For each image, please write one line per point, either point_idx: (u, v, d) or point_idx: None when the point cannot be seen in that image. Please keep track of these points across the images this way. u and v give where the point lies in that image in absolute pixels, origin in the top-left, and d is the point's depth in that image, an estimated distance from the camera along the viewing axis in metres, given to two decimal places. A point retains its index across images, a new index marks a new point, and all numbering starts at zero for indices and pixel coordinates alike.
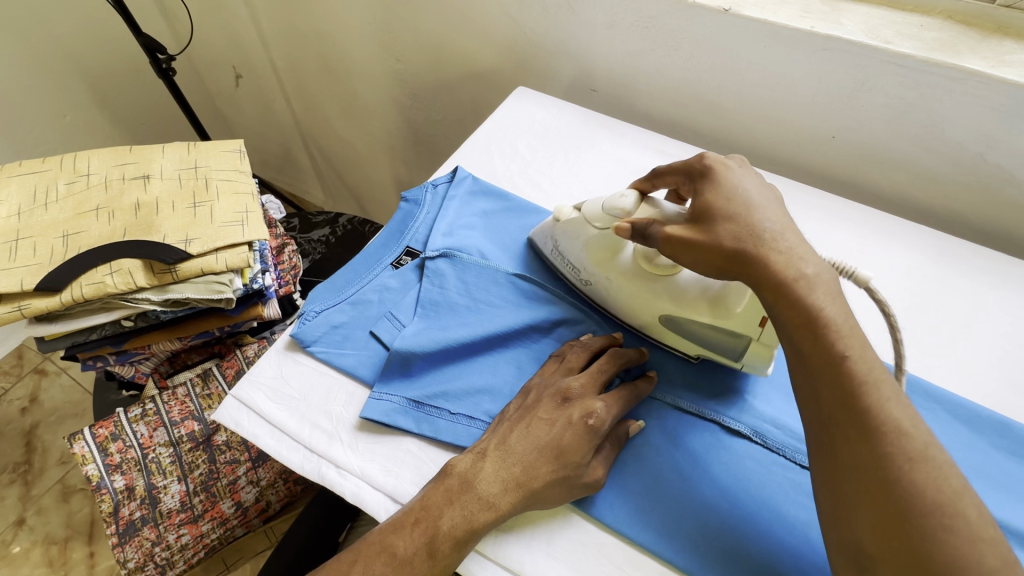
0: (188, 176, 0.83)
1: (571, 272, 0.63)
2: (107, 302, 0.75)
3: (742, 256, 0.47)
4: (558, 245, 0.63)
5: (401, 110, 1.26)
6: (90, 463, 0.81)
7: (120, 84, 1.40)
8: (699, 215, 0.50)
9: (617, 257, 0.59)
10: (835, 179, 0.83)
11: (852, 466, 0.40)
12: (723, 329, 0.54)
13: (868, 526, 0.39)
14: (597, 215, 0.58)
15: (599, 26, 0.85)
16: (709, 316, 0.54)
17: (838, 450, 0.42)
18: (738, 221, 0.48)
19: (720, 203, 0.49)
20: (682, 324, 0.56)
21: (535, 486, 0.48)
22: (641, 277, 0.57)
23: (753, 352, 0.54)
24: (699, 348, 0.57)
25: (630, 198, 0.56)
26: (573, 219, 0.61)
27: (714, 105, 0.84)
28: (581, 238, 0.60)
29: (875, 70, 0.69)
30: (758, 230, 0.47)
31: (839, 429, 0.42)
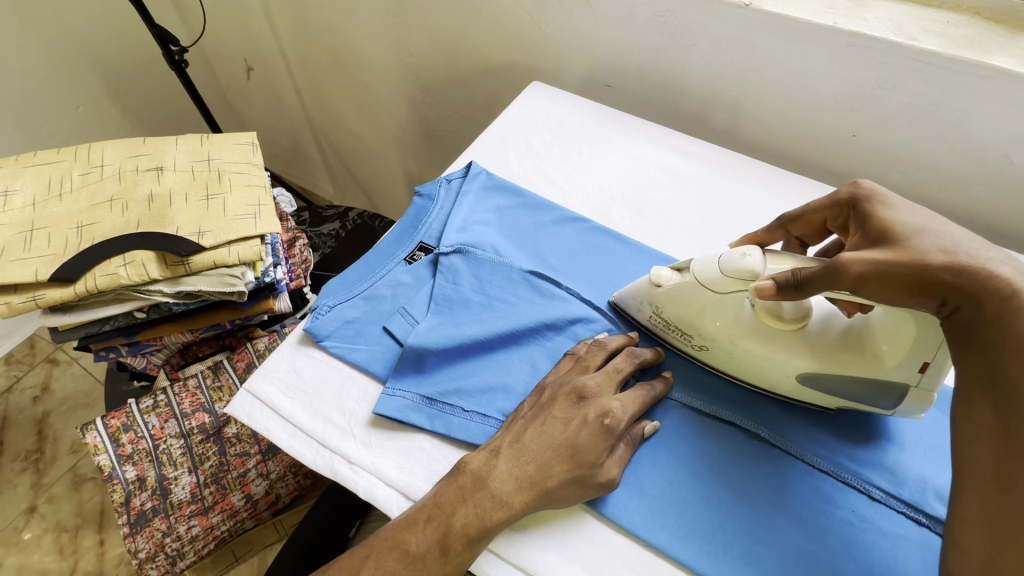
0: (201, 168, 0.83)
1: (679, 338, 0.57)
2: (120, 294, 0.75)
3: (954, 265, 0.41)
4: (660, 312, 0.57)
5: (413, 104, 1.26)
6: (102, 453, 0.82)
7: (132, 75, 1.40)
8: (879, 236, 0.46)
9: (735, 320, 0.54)
10: (854, 179, 0.81)
11: (1019, 504, 0.36)
12: (878, 380, 0.50)
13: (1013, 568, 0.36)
14: (715, 281, 0.51)
15: (615, 21, 0.84)
16: (863, 369, 0.49)
17: (1011, 486, 0.37)
18: (932, 237, 0.43)
19: (902, 221, 0.46)
20: (827, 383, 0.52)
21: (549, 485, 0.47)
22: (771, 333, 0.53)
23: (910, 399, 0.49)
24: (843, 401, 0.53)
25: (754, 257, 0.49)
26: (677, 284, 0.54)
27: (731, 102, 0.83)
28: (692, 305, 0.54)
29: (899, 68, 0.68)
30: (957, 244, 0.42)
31: (1017, 468, 0.37)
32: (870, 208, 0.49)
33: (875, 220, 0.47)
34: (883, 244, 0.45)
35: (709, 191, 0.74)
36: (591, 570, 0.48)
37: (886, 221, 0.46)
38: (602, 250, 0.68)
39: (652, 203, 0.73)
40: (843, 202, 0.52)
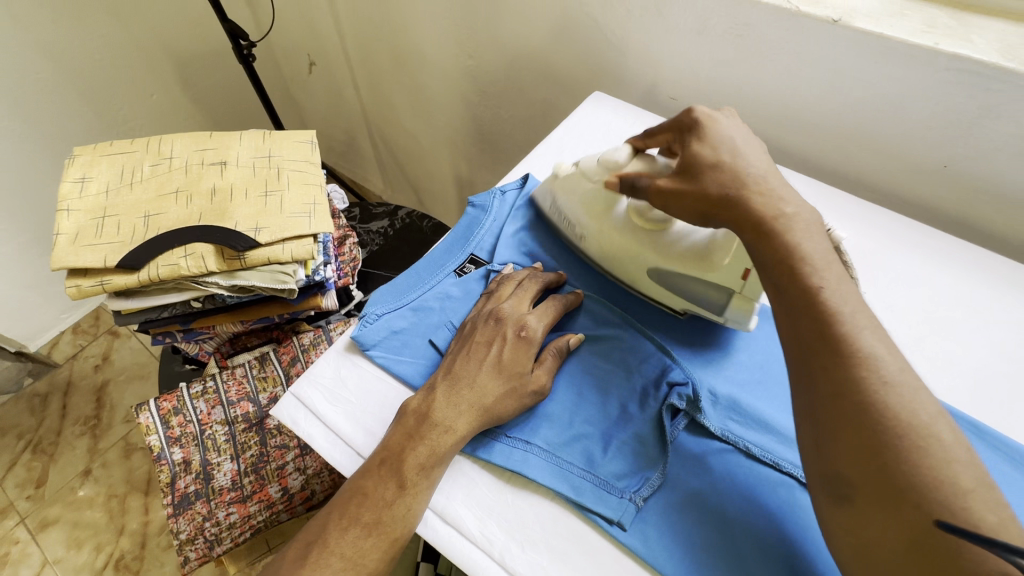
0: (262, 164, 0.85)
1: (567, 227, 0.65)
2: (180, 283, 0.78)
3: (724, 203, 0.48)
4: (555, 200, 0.66)
5: (468, 106, 1.25)
6: (153, 433, 0.85)
7: (204, 66, 1.45)
8: (685, 166, 0.51)
9: (609, 213, 0.61)
10: (938, 213, 0.75)
11: (821, 390, 0.41)
12: (707, 282, 0.56)
13: (845, 454, 0.38)
14: (591, 168, 0.62)
15: (687, 32, 0.80)
16: (694, 271, 0.56)
17: (813, 377, 0.41)
18: (723, 169, 0.49)
19: (705, 153, 0.50)
20: (668, 278, 0.58)
21: (488, 402, 0.52)
22: (635, 233, 0.60)
23: (736, 306, 0.55)
24: (683, 301, 0.59)
25: (624, 152, 0.60)
26: (569, 174, 0.64)
27: (807, 122, 0.78)
28: (574, 191, 0.63)
29: (1005, 94, 0.61)
30: (741, 176, 0.48)
31: (815, 357, 0.42)
32: (691, 139, 0.52)
33: (686, 151, 0.51)
34: (686, 174, 0.51)
35: None
36: None
37: (696, 151, 0.51)
38: None
39: None
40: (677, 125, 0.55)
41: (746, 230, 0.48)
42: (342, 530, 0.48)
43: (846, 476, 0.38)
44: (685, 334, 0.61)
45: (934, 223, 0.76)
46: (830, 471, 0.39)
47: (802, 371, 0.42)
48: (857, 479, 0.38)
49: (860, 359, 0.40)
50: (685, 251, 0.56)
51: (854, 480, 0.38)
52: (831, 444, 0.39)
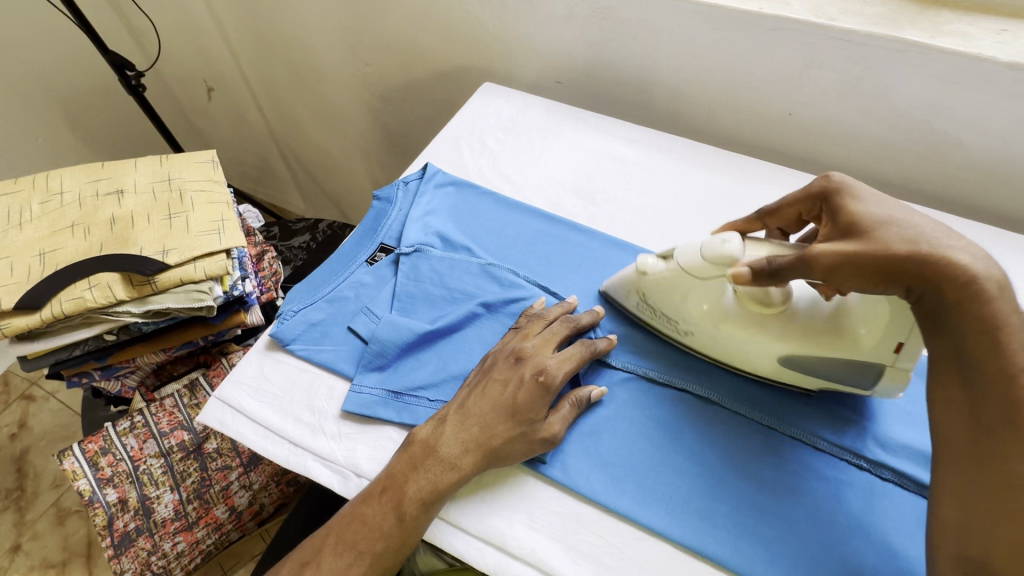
0: (162, 189, 0.84)
1: (666, 323, 0.59)
2: (88, 317, 0.76)
3: (917, 256, 0.43)
4: (647, 299, 0.59)
5: (374, 113, 1.27)
6: (81, 478, 0.83)
7: (91, 103, 1.39)
8: (848, 228, 0.47)
9: (719, 305, 0.54)
10: (794, 156, 0.85)
11: (995, 477, 0.38)
12: (850, 360, 0.51)
13: (1001, 544, 0.37)
14: (696, 265, 0.53)
15: (558, 20, 0.87)
16: (835, 350, 0.51)
17: (984, 463, 0.39)
18: (898, 224, 0.45)
19: (869, 213, 0.47)
20: (806, 364, 0.53)
21: (495, 443, 0.51)
22: (760, 320, 0.53)
23: (888, 377, 0.51)
24: (818, 380, 0.54)
25: (733, 242, 0.50)
26: (663, 272, 0.56)
27: (674, 90, 0.87)
28: (677, 292, 0.56)
29: (822, 46, 0.72)
30: (921, 232, 0.44)
31: (995, 444, 0.38)
32: (839, 201, 0.50)
33: (844, 213, 0.49)
34: (852, 236, 0.46)
35: (657, 176, 0.77)
36: (557, 539, 0.50)
37: (853, 214, 0.48)
38: (558, 241, 0.70)
39: (603, 191, 0.77)
40: (816, 195, 0.53)
41: (950, 284, 0.42)
42: (336, 555, 0.49)
43: (990, 563, 0.37)
44: (584, 285, 0.66)
45: (791, 165, 0.87)
46: (970, 552, 0.39)
47: (970, 446, 0.40)
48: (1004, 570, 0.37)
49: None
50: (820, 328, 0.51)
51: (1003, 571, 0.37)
52: (987, 531, 0.38)
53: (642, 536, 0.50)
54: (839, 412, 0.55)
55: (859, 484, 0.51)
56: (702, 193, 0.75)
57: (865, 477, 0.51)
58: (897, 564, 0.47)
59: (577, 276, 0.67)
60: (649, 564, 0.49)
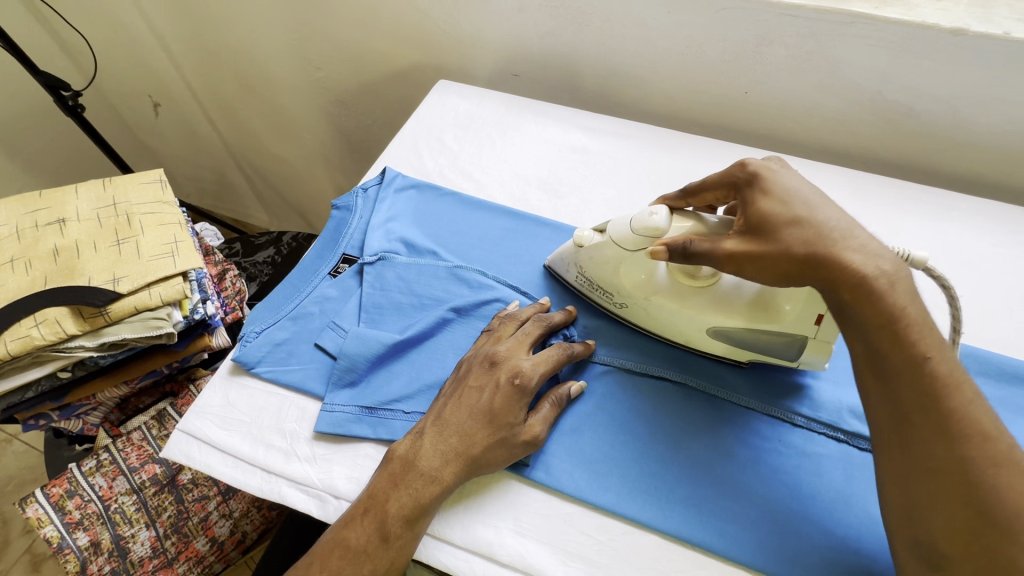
0: (107, 214, 0.80)
1: (602, 297, 0.60)
2: (38, 356, 0.71)
3: (811, 258, 0.43)
4: (584, 272, 0.60)
5: (330, 118, 1.24)
6: (48, 524, 0.78)
7: (28, 129, 1.32)
8: (755, 226, 0.46)
9: (652, 277, 0.56)
10: (755, 134, 0.85)
11: (920, 463, 0.39)
12: (774, 332, 0.52)
13: (943, 526, 0.37)
14: (627, 239, 0.54)
15: (509, 11, 0.85)
16: (759, 323, 0.52)
17: (909, 451, 0.39)
18: (802, 223, 0.44)
19: (778, 209, 0.46)
20: (729, 335, 0.54)
21: (475, 452, 0.49)
22: (683, 294, 0.55)
23: (812, 351, 0.52)
24: (749, 353, 0.55)
25: (660, 215, 0.51)
26: (597, 244, 0.57)
27: (632, 76, 0.86)
28: (610, 264, 0.57)
29: (771, 23, 0.72)
30: (826, 231, 0.43)
31: (915, 430, 0.39)
32: (751, 194, 0.48)
33: (754, 209, 0.47)
34: (759, 232, 0.46)
35: (620, 164, 0.76)
36: (545, 542, 0.49)
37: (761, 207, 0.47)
38: (527, 236, 0.69)
39: (567, 183, 0.76)
40: (732, 184, 0.51)
41: (843, 286, 0.42)
42: None
43: (942, 548, 0.37)
44: (556, 280, 0.65)
45: (754, 144, 0.87)
46: (924, 541, 0.38)
47: (896, 435, 0.40)
48: (955, 553, 0.37)
49: (971, 437, 0.37)
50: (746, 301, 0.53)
51: (954, 556, 0.37)
52: (930, 517, 0.38)
53: (631, 531, 0.50)
54: (814, 386, 0.55)
55: (838, 456, 0.51)
56: (666, 177, 0.74)
57: (843, 449, 0.52)
58: (880, 532, 0.47)
59: (547, 272, 0.66)
60: (642, 557, 0.48)
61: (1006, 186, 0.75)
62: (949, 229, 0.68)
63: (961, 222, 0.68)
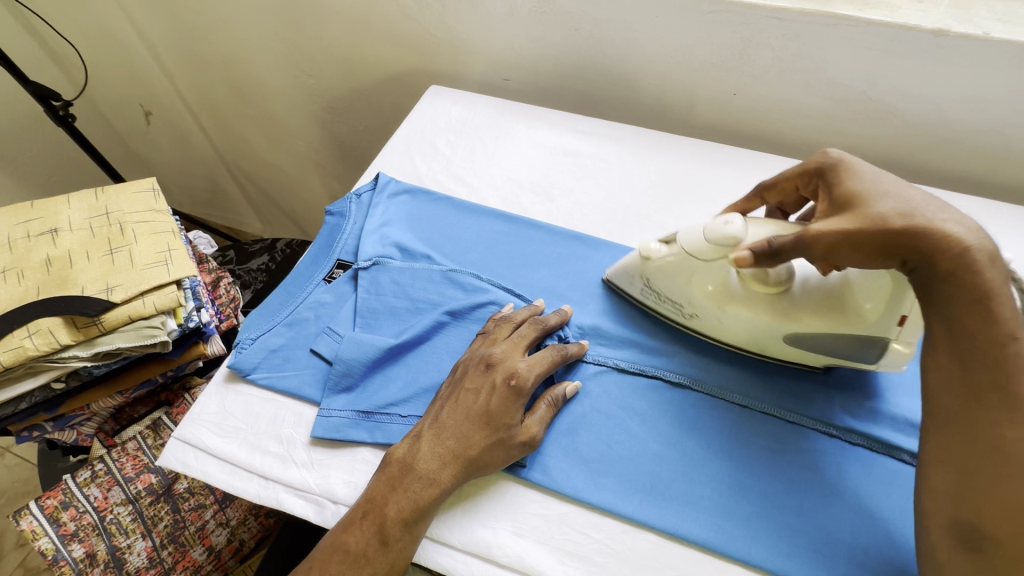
0: (100, 224, 0.80)
1: (670, 308, 0.59)
2: (32, 367, 0.71)
3: (910, 230, 0.43)
4: (651, 284, 0.59)
5: (323, 125, 1.24)
6: (42, 537, 0.78)
7: (18, 139, 1.31)
8: (845, 205, 0.47)
9: (723, 286, 0.55)
10: (743, 134, 0.86)
11: (984, 441, 0.39)
12: (857, 337, 0.51)
13: (995, 506, 0.38)
14: (701, 249, 0.53)
15: (499, 16, 0.86)
16: (843, 327, 0.51)
17: (977, 428, 0.40)
18: (893, 198, 0.45)
19: (867, 187, 0.47)
20: (811, 342, 0.53)
21: (472, 454, 0.50)
22: (761, 300, 0.54)
23: (896, 354, 0.52)
24: (825, 358, 0.55)
25: (736, 224, 0.51)
26: (665, 256, 0.56)
27: (621, 79, 0.87)
28: (680, 274, 0.56)
29: (757, 26, 0.73)
30: (913, 206, 0.44)
31: (985, 408, 0.40)
32: (836, 176, 0.50)
33: (841, 188, 0.49)
34: (848, 211, 0.47)
35: (612, 166, 0.77)
36: (542, 542, 0.50)
37: (849, 188, 0.48)
38: (520, 240, 0.70)
39: (560, 186, 0.76)
40: (813, 172, 0.53)
41: (941, 257, 0.42)
42: None
43: (982, 527, 0.38)
44: (549, 281, 0.66)
45: (742, 144, 0.88)
46: (966, 520, 0.39)
47: (966, 415, 0.41)
48: (998, 533, 0.38)
49: None
50: (824, 303, 0.52)
51: (994, 534, 0.38)
52: (979, 496, 0.39)
53: (628, 530, 0.50)
54: (804, 381, 0.56)
55: (831, 451, 0.52)
56: (659, 178, 0.75)
57: (835, 444, 0.52)
58: (873, 525, 0.48)
59: (541, 273, 0.67)
60: (638, 555, 0.49)
61: (988, 183, 0.77)
62: None
63: None
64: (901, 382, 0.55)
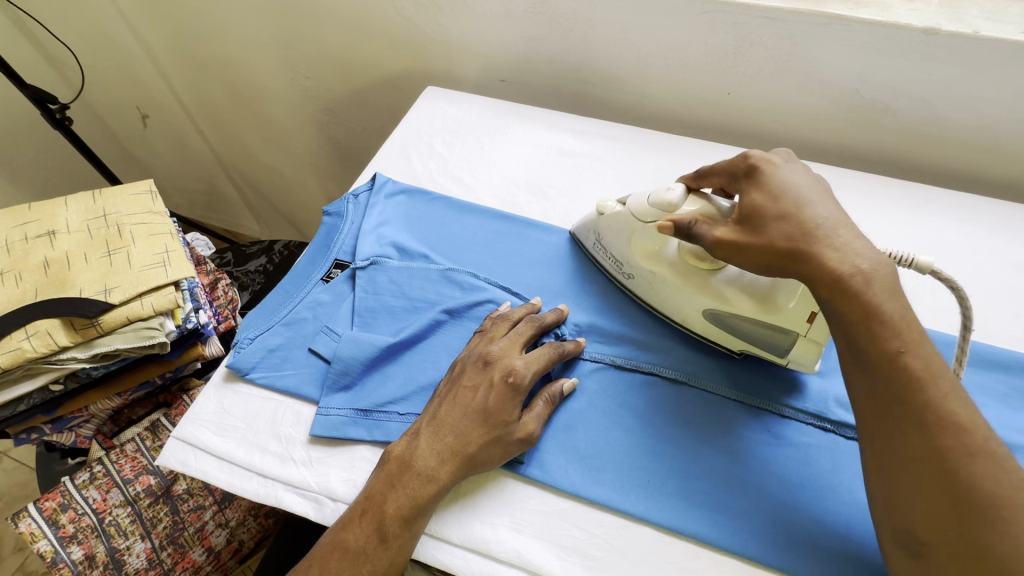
0: (98, 226, 0.80)
1: (613, 265, 0.64)
2: (30, 369, 0.71)
3: (795, 252, 0.45)
4: (601, 239, 0.64)
5: (320, 126, 1.24)
6: (41, 539, 0.78)
7: (15, 142, 1.31)
8: (748, 218, 0.49)
9: (662, 251, 0.59)
10: (739, 133, 0.87)
11: (900, 453, 0.40)
12: (767, 324, 0.53)
13: (922, 514, 0.39)
14: (643, 211, 0.58)
15: (495, 17, 0.87)
16: (754, 312, 0.53)
17: (887, 443, 0.41)
18: (789, 220, 0.46)
19: (768, 204, 0.48)
20: (727, 321, 0.55)
21: (470, 450, 0.50)
22: (687, 272, 0.57)
23: (800, 349, 0.53)
24: (740, 342, 0.56)
25: (677, 190, 0.55)
26: (617, 213, 0.62)
27: (617, 79, 0.87)
28: (623, 233, 0.61)
29: (751, 26, 0.73)
30: (810, 229, 0.45)
31: (896, 421, 0.41)
32: (749, 185, 0.51)
33: (746, 201, 0.49)
34: (749, 225, 0.48)
35: (607, 166, 0.78)
36: (541, 537, 0.50)
37: (754, 201, 0.49)
38: (518, 239, 0.70)
39: (556, 185, 0.77)
40: (733, 174, 0.53)
41: (839, 280, 0.44)
42: None
43: (920, 535, 0.39)
44: (545, 280, 0.66)
45: (738, 143, 0.88)
46: (903, 529, 0.40)
47: (876, 428, 0.42)
48: (933, 540, 0.38)
49: (942, 428, 0.39)
50: (741, 289, 0.54)
51: (930, 541, 0.39)
52: (907, 506, 0.40)
53: (626, 526, 0.50)
54: (799, 377, 0.57)
55: (825, 446, 0.53)
56: (654, 177, 0.76)
57: (830, 438, 0.53)
58: (867, 519, 0.48)
59: (538, 272, 0.67)
60: (636, 550, 0.49)
61: (982, 179, 0.77)
62: (929, 223, 0.69)
63: (940, 216, 0.70)
64: None
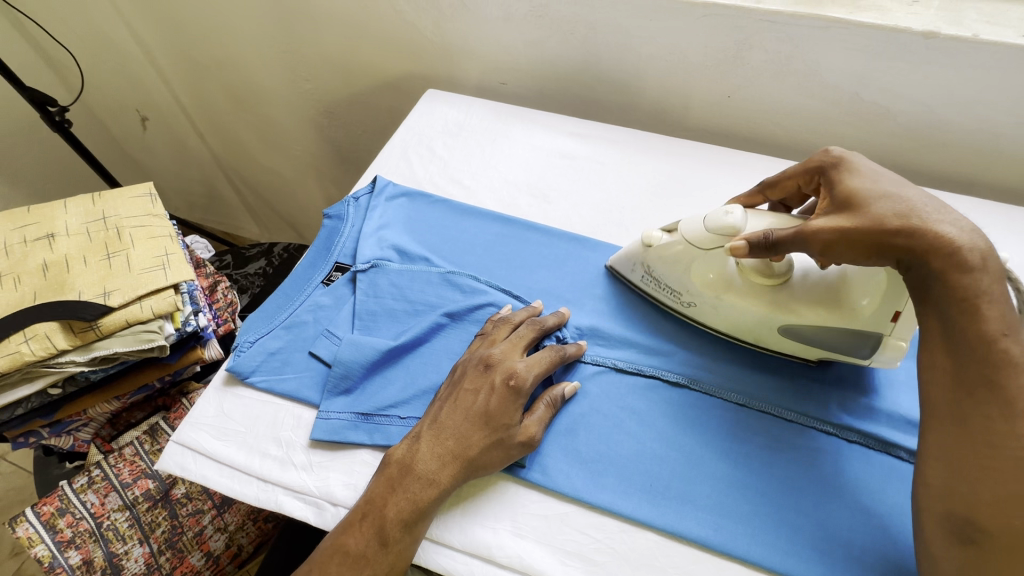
0: (97, 228, 0.80)
1: (670, 297, 0.61)
2: (28, 372, 0.70)
3: (907, 229, 0.44)
4: (652, 271, 0.61)
5: (320, 129, 1.24)
6: (39, 544, 0.78)
7: (13, 144, 1.30)
8: (845, 203, 0.48)
9: (722, 275, 0.56)
10: (739, 137, 0.87)
11: (975, 437, 0.40)
12: (849, 329, 0.52)
13: (987, 499, 0.39)
14: (701, 237, 0.55)
15: (496, 21, 0.87)
16: (836, 319, 0.52)
17: (968, 423, 0.41)
18: (896, 199, 0.46)
19: (868, 185, 0.48)
20: (806, 334, 0.54)
21: (472, 454, 0.50)
22: (759, 291, 0.55)
23: (887, 349, 0.52)
24: (819, 352, 0.55)
25: (736, 214, 0.52)
26: (666, 244, 0.58)
27: (617, 82, 0.88)
28: (680, 262, 0.58)
29: (751, 29, 0.74)
30: (916, 207, 0.45)
31: (978, 405, 0.41)
32: (837, 173, 0.51)
33: (842, 186, 0.49)
34: (848, 208, 0.47)
35: (608, 168, 0.78)
36: (541, 542, 0.50)
37: (850, 185, 0.49)
38: (519, 242, 0.70)
39: (557, 188, 0.77)
40: (814, 170, 0.54)
41: (934, 256, 0.43)
42: None
43: (975, 520, 0.39)
44: (547, 283, 0.66)
45: (737, 146, 0.88)
46: (958, 512, 0.40)
47: (959, 408, 0.41)
48: (991, 526, 0.38)
49: None
50: (821, 293, 0.53)
51: (989, 527, 0.39)
52: (971, 491, 0.40)
53: (627, 529, 0.50)
54: (799, 381, 0.57)
55: (829, 449, 0.52)
56: (655, 180, 0.76)
57: (834, 441, 0.53)
58: (870, 522, 0.48)
59: (540, 275, 0.67)
60: (638, 555, 0.49)
61: (982, 182, 0.77)
62: None
63: None
64: (899, 379, 0.56)
